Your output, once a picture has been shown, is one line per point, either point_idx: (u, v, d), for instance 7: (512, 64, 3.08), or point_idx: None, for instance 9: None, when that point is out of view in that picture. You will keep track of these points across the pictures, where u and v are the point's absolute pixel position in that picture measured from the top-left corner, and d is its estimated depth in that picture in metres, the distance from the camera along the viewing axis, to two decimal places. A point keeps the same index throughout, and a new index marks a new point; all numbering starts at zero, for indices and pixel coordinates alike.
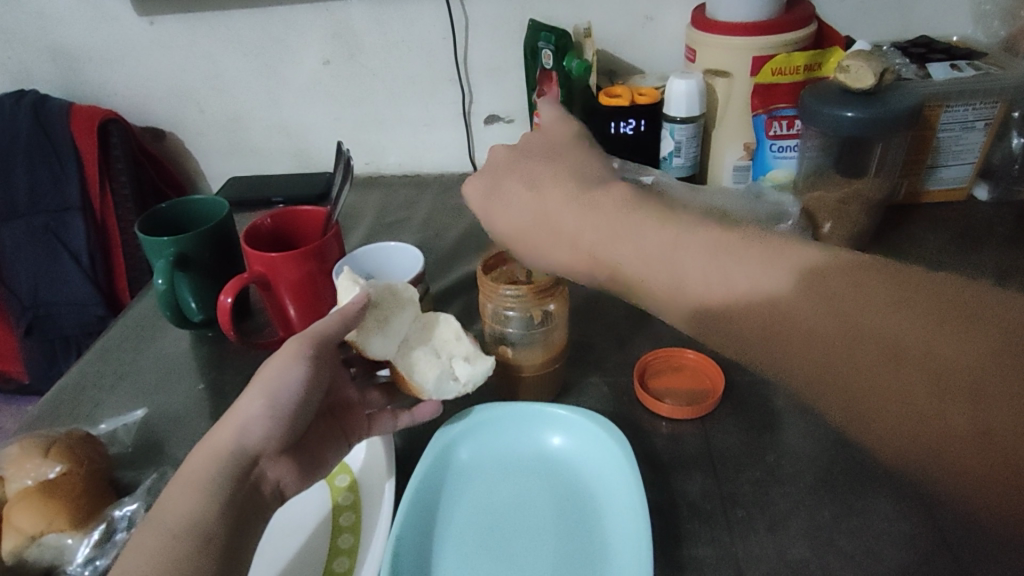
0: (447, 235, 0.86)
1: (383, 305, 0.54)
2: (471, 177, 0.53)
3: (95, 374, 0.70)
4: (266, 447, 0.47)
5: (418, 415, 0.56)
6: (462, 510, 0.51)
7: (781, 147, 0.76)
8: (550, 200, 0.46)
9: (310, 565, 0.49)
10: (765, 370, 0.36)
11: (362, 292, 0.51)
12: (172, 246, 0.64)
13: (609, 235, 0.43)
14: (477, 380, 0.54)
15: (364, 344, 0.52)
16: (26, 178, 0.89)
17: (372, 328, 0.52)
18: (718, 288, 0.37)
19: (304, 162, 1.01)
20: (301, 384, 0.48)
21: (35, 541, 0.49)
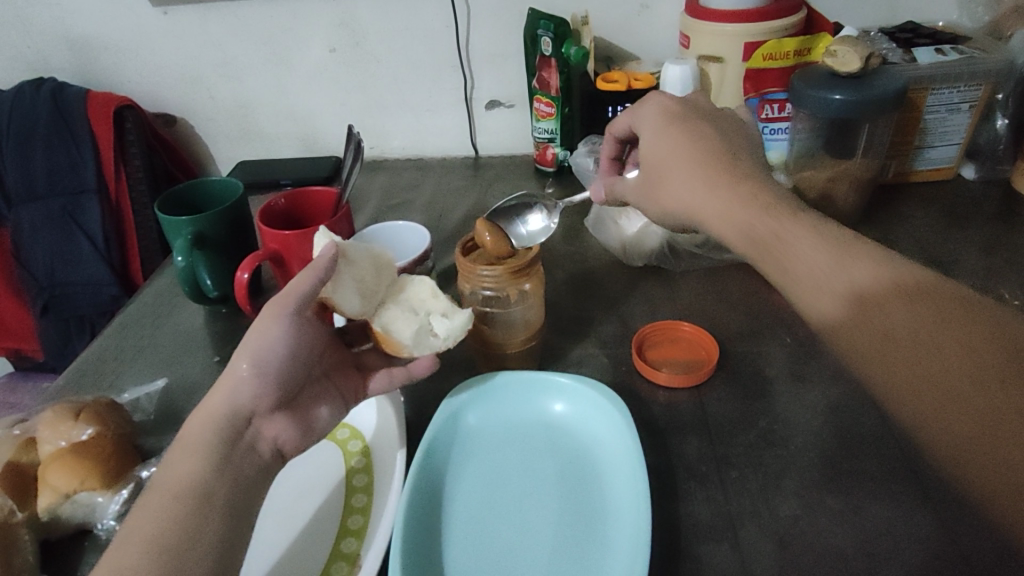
0: (451, 216, 0.89)
1: (358, 264, 0.56)
2: (659, 96, 0.59)
3: (115, 348, 0.73)
4: (260, 403, 0.48)
5: (413, 371, 0.58)
6: (473, 477, 0.54)
7: (773, 130, 0.81)
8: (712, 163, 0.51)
9: (325, 521, 0.52)
10: (853, 346, 0.40)
11: (331, 243, 0.52)
12: (190, 225, 0.67)
13: (764, 229, 0.46)
14: (455, 333, 0.56)
15: (341, 302, 0.53)
16: (44, 162, 0.92)
17: (345, 283, 0.54)
18: (845, 271, 0.41)
19: (311, 147, 1.04)
20: (281, 340, 0.49)
21: (69, 498, 0.51)
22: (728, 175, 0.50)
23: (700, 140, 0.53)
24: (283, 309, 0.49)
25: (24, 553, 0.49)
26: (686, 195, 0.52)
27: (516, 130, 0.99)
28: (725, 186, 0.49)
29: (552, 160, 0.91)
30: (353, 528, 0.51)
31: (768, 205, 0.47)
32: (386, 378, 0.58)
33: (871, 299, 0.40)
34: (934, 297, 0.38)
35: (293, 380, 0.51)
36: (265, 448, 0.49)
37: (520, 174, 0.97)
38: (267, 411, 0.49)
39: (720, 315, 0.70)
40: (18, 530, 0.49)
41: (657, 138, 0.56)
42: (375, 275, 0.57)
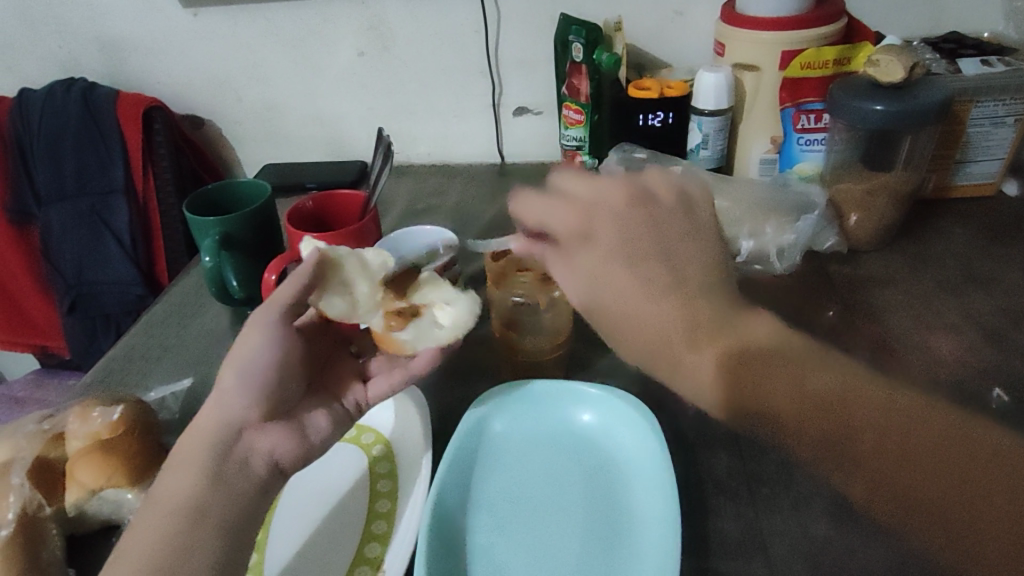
0: (476, 223, 0.88)
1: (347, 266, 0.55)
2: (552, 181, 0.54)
3: (142, 346, 0.73)
4: (248, 415, 0.48)
5: (410, 367, 0.56)
6: (509, 478, 0.53)
7: (808, 140, 0.77)
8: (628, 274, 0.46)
9: (346, 526, 0.51)
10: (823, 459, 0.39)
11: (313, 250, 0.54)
12: (218, 226, 0.68)
13: (702, 345, 0.42)
14: (460, 321, 0.57)
15: (331, 310, 0.53)
16: (74, 162, 0.94)
17: (330, 290, 0.53)
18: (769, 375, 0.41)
19: (337, 151, 1.04)
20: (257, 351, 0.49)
21: (95, 494, 0.51)
22: (677, 283, 0.44)
23: (616, 241, 0.47)
24: (269, 316, 0.51)
25: (51, 548, 0.49)
26: (620, 299, 0.46)
27: (544, 137, 0.98)
28: (645, 293, 0.44)
29: None
30: (378, 533, 0.50)
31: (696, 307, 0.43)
32: (386, 381, 0.56)
33: (873, 440, 0.37)
34: (865, 411, 0.38)
35: (282, 393, 0.50)
36: (259, 463, 0.47)
37: None
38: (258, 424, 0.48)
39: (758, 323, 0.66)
40: (47, 524, 0.49)
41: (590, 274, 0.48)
42: (367, 277, 0.55)
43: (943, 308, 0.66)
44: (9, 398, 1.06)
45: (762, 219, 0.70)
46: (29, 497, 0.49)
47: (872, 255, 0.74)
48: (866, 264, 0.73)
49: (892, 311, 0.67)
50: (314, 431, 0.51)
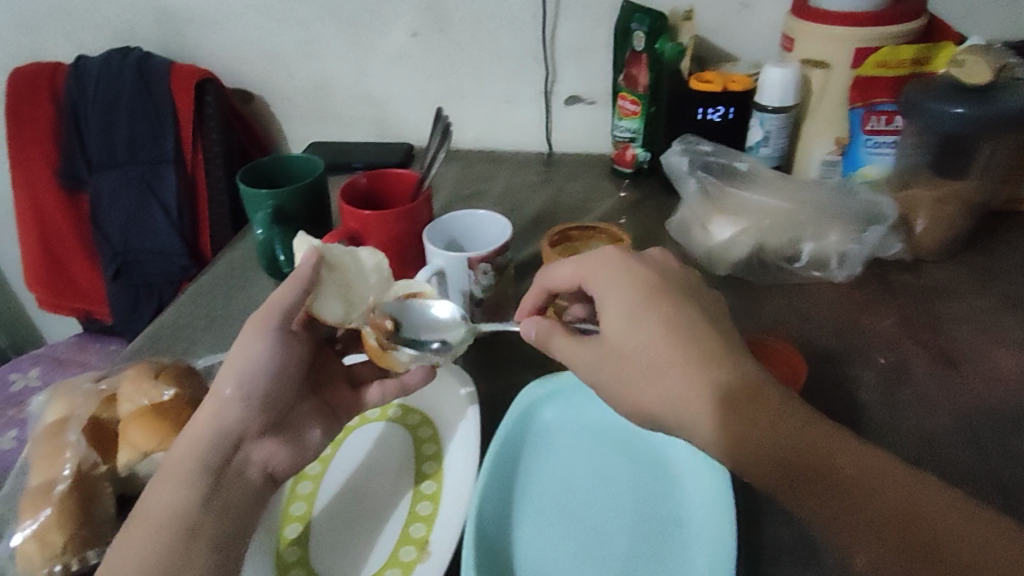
0: (523, 211, 0.87)
1: (341, 267, 0.53)
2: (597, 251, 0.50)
3: (189, 316, 0.73)
4: (248, 428, 0.49)
5: (405, 382, 0.56)
6: (554, 469, 0.52)
7: (877, 143, 0.73)
8: (644, 327, 0.45)
9: (390, 507, 0.50)
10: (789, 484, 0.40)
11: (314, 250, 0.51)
12: (270, 199, 0.67)
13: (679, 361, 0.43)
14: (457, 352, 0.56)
15: (327, 314, 0.51)
16: (127, 130, 0.95)
17: (327, 293, 0.51)
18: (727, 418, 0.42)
19: (384, 132, 1.03)
20: (262, 357, 0.49)
21: (146, 457, 0.50)
22: (683, 336, 0.44)
23: (648, 301, 0.46)
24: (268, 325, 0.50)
25: (104, 505, 0.49)
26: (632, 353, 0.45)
27: (596, 128, 0.97)
28: (659, 334, 0.44)
29: (630, 161, 0.88)
30: (423, 514, 0.49)
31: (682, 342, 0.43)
32: (378, 391, 0.57)
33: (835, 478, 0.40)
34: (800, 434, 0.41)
35: (279, 400, 0.51)
36: (254, 473, 0.49)
37: (595, 173, 0.94)
38: (256, 435, 0.49)
39: (809, 326, 0.64)
40: (101, 483, 0.49)
41: (633, 310, 0.45)
42: (362, 278, 0.54)
43: (1012, 323, 0.63)
44: (53, 358, 1.09)
45: (827, 224, 0.68)
46: (84, 456, 0.49)
47: (938, 264, 0.71)
48: (931, 273, 0.70)
49: (956, 322, 0.64)
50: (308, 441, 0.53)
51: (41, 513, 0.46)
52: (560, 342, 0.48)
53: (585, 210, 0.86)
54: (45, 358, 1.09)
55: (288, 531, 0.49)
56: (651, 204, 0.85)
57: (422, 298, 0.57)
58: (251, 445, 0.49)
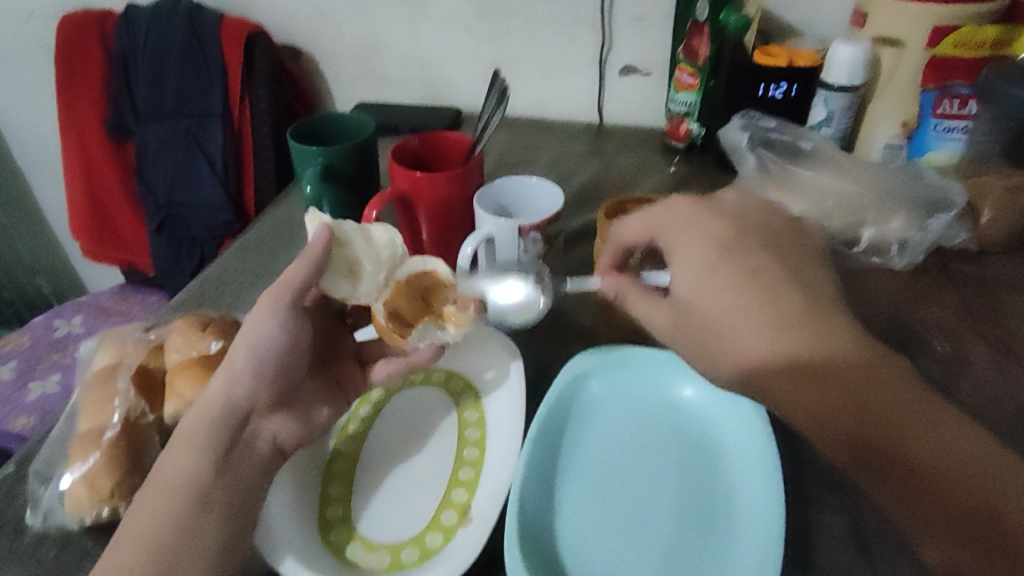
0: (569, 182, 0.86)
1: (353, 244, 0.52)
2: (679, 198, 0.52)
3: (234, 270, 0.73)
4: (258, 401, 0.49)
5: (413, 360, 0.57)
6: (602, 441, 0.51)
7: (947, 127, 0.70)
8: (720, 276, 0.47)
9: (433, 469, 0.50)
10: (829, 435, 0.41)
11: (323, 227, 0.50)
12: (321, 156, 0.67)
13: (753, 303, 0.45)
14: (463, 329, 0.55)
15: (335, 291, 0.51)
16: (176, 81, 0.95)
17: (337, 268, 0.51)
18: (789, 359, 0.43)
19: (431, 95, 1.02)
20: (274, 332, 0.50)
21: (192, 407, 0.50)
22: (758, 283, 0.46)
23: (724, 252, 0.48)
24: (281, 299, 0.50)
25: (152, 454, 0.49)
26: (715, 305, 0.46)
27: (648, 100, 0.94)
28: (740, 288, 0.46)
29: (684, 135, 0.86)
30: (465, 479, 0.49)
31: (761, 290, 0.46)
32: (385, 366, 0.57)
33: (892, 441, 0.39)
34: (857, 383, 0.41)
35: (287, 375, 0.52)
36: (263, 445, 0.48)
37: (645, 147, 0.92)
38: (265, 410, 0.50)
39: (863, 310, 0.62)
40: (148, 432, 0.49)
41: (702, 272, 0.48)
42: (372, 256, 0.52)
43: None
44: (96, 307, 1.11)
45: (890, 209, 0.66)
46: (133, 404, 0.49)
47: (1001, 256, 0.68)
48: (993, 266, 0.67)
49: (1019, 317, 0.61)
50: (316, 418, 0.53)
51: (90, 457, 0.46)
52: (633, 298, 0.51)
53: (634, 185, 0.84)
54: (88, 306, 1.11)
55: (331, 489, 0.49)
56: (702, 181, 0.83)
57: (434, 277, 0.56)
58: (261, 419, 0.49)
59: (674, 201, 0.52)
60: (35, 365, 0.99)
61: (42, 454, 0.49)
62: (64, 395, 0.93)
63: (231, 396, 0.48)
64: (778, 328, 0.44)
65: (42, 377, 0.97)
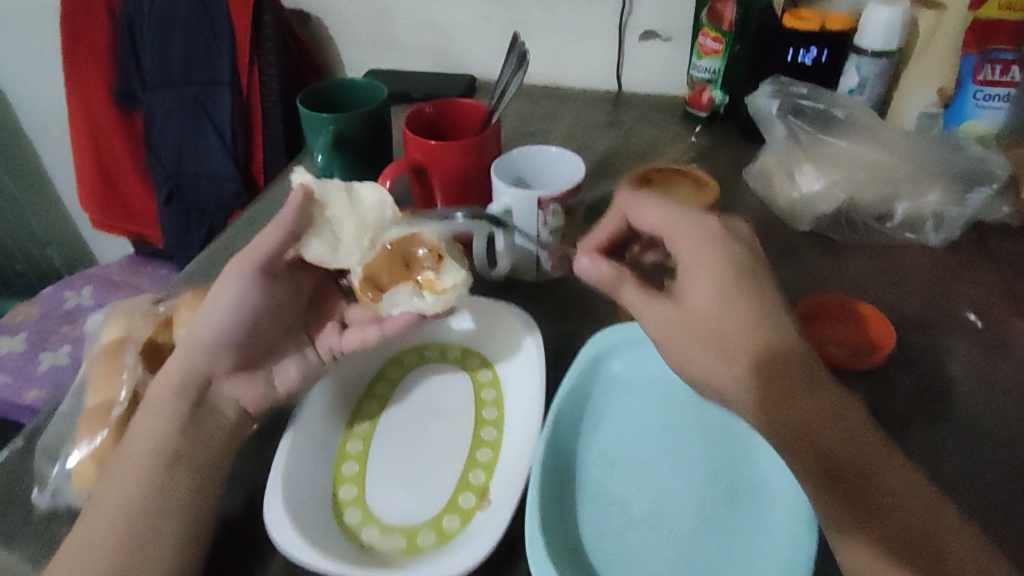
0: (587, 153, 0.83)
1: (330, 204, 0.50)
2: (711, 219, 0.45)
3: (243, 243, 0.71)
4: (217, 365, 0.49)
5: (387, 328, 0.52)
6: (619, 427, 0.49)
7: (988, 95, 0.66)
8: (726, 301, 0.42)
9: (449, 450, 0.49)
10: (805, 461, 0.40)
11: (298, 187, 0.50)
12: (331, 123, 0.64)
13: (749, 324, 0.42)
14: (443, 297, 0.50)
15: (311, 255, 0.50)
16: (183, 48, 0.92)
17: (312, 231, 0.50)
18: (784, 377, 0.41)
19: (443, 62, 0.98)
20: (236, 298, 0.49)
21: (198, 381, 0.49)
22: (760, 309, 0.43)
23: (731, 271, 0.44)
24: (244, 268, 0.50)
25: None
26: (718, 330, 0.42)
27: (670, 67, 0.90)
28: (741, 314, 0.42)
29: (706, 104, 0.82)
30: (482, 461, 0.48)
31: (761, 317, 0.43)
32: (359, 336, 0.53)
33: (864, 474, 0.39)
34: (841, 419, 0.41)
35: (253, 341, 0.51)
36: (227, 408, 0.49)
37: (665, 116, 0.89)
38: (226, 373, 0.50)
39: (895, 293, 0.59)
40: None
41: (715, 293, 0.42)
42: (353, 216, 0.50)
43: None
44: (105, 279, 1.10)
45: (925, 182, 0.63)
46: (139, 379, 0.49)
47: None
48: None
49: None
50: (281, 380, 0.52)
51: (96, 436, 0.47)
52: (632, 293, 0.45)
53: (655, 156, 0.81)
54: (97, 278, 1.10)
55: (344, 469, 0.48)
56: (727, 151, 0.80)
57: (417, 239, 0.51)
58: (222, 382, 0.50)
59: (704, 219, 0.45)
60: (44, 337, 0.98)
61: (52, 429, 0.48)
62: (75, 368, 0.92)
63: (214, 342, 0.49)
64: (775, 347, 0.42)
65: (52, 349, 0.96)
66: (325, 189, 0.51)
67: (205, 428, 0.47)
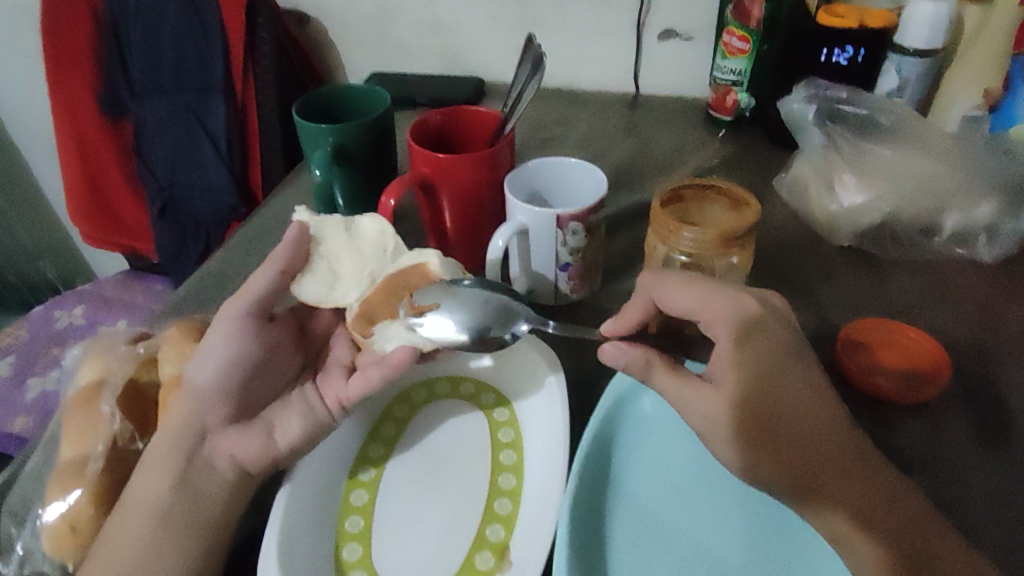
0: (603, 162, 0.78)
1: (330, 240, 0.52)
2: (750, 300, 0.42)
3: (238, 263, 0.67)
4: (209, 418, 0.47)
5: (386, 368, 0.46)
6: (654, 465, 0.45)
7: None
8: (733, 364, 0.40)
9: (463, 502, 0.44)
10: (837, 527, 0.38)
11: (295, 223, 0.51)
12: (331, 135, 0.60)
13: (762, 390, 0.40)
14: (431, 333, 0.47)
15: (307, 294, 0.50)
16: (173, 52, 0.87)
17: (309, 269, 0.51)
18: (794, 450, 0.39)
19: (450, 64, 0.94)
20: (224, 347, 0.47)
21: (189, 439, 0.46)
22: (776, 369, 0.41)
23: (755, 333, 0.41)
24: (235, 313, 0.48)
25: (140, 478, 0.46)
26: (715, 398, 0.40)
27: (689, 67, 0.85)
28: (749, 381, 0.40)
29: (731, 108, 0.77)
30: (501, 514, 0.43)
31: (775, 379, 0.40)
32: (362, 379, 0.47)
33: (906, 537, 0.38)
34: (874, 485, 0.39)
35: (247, 391, 0.48)
36: (221, 464, 0.46)
37: (685, 120, 0.84)
38: (219, 426, 0.47)
39: (947, 317, 0.55)
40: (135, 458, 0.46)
41: (730, 361, 0.40)
42: (354, 252, 0.52)
43: None
44: (99, 295, 1.06)
45: (978, 194, 0.58)
46: (120, 429, 0.45)
47: None
48: None
49: None
50: (281, 432, 0.47)
51: (70, 495, 0.42)
52: (661, 376, 0.41)
53: (675, 164, 0.76)
54: (91, 295, 1.06)
55: (348, 525, 0.43)
56: (753, 159, 0.75)
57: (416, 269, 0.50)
58: (216, 435, 0.47)
59: (743, 303, 0.42)
60: (34, 360, 0.94)
61: (17, 493, 0.44)
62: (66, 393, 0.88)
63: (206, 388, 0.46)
64: (788, 414, 0.40)
65: (43, 372, 0.92)
66: (322, 228, 0.53)
67: (188, 501, 0.44)
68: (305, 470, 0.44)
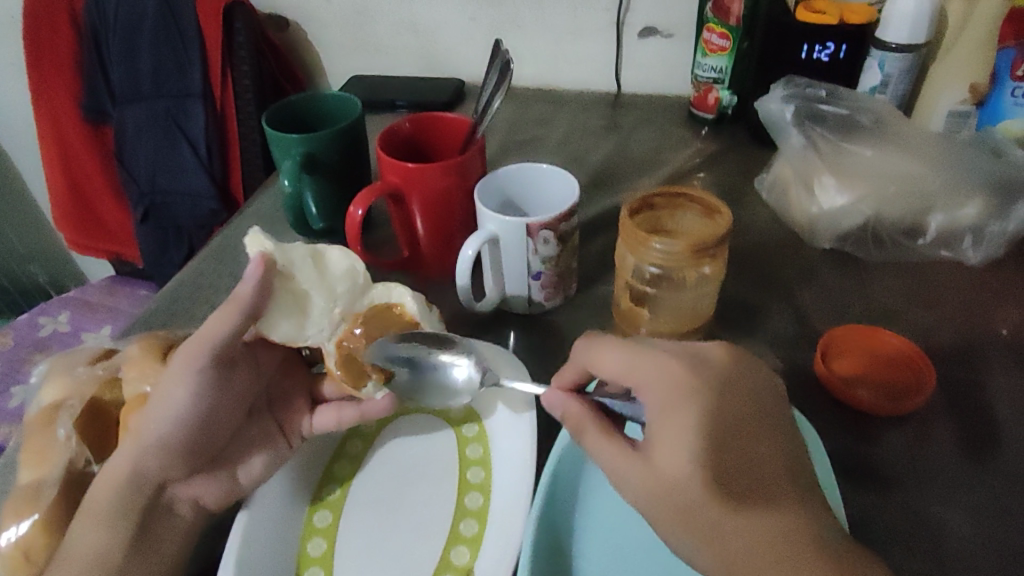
0: (584, 162, 0.77)
1: (298, 273, 0.44)
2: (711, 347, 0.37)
3: (211, 274, 0.65)
4: (169, 472, 0.44)
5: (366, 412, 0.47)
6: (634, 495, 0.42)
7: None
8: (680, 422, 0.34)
9: (428, 526, 0.43)
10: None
11: (258, 254, 0.41)
12: (300, 144, 0.58)
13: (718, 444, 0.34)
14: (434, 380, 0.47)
15: (275, 332, 0.43)
16: (152, 59, 0.86)
17: (279, 306, 0.43)
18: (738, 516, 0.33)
19: (430, 66, 0.92)
20: (186, 403, 0.43)
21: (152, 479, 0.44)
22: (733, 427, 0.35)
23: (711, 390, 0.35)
24: (195, 363, 0.42)
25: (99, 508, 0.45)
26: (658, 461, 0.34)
27: (672, 65, 0.84)
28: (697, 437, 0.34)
29: (713, 105, 0.76)
30: (467, 536, 0.42)
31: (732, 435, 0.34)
32: (335, 415, 0.48)
33: None
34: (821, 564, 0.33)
35: (206, 440, 0.45)
36: (184, 510, 0.45)
37: (668, 119, 0.82)
38: (183, 476, 0.45)
39: (927, 320, 0.54)
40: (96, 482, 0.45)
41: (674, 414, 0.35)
42: (325, 288, 0.45)
43: None
44: (83, 301, 1.05)
45: (961, 193, 0.57)
46: (76, 455, 0.44)
47: None
48: None
49: None
50: (246, 474, 0.47)
51: (23, 522, 0.41)
52: (593, 438, 0.37)
53: (656, 163, 0.75)
54: (74, 301, 1.05)
55: (310, 548, 0.43)
56: (736, 157, 0.73)
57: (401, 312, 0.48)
58: (178, 483, 0.45)
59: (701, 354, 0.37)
60: (18, 367, 0.94)
61: None
62: None
63: (162, 445, 0.43)
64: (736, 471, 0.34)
65: (25, 380, 0.91)
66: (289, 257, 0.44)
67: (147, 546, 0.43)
68: (262, 497, 0.42)
